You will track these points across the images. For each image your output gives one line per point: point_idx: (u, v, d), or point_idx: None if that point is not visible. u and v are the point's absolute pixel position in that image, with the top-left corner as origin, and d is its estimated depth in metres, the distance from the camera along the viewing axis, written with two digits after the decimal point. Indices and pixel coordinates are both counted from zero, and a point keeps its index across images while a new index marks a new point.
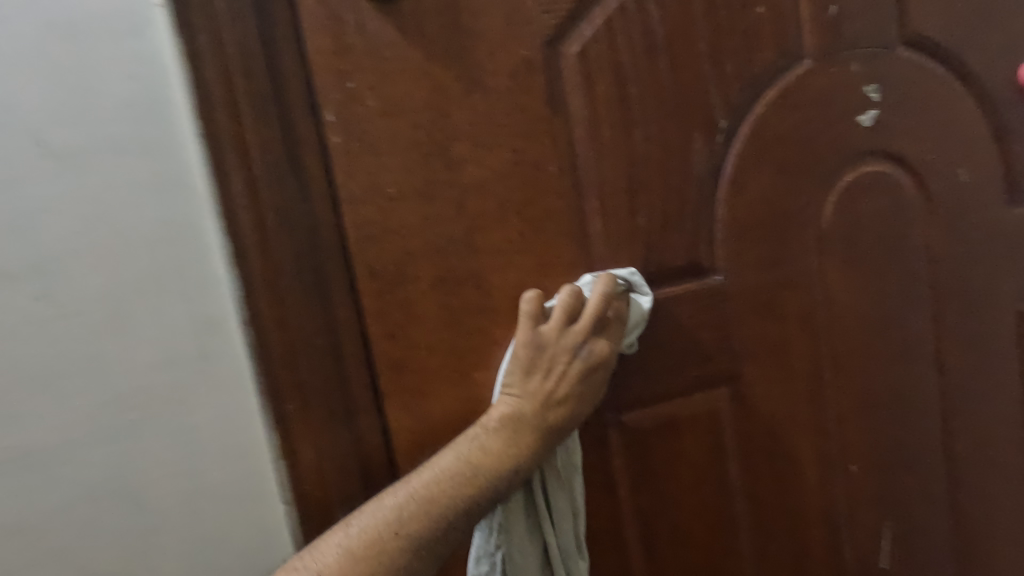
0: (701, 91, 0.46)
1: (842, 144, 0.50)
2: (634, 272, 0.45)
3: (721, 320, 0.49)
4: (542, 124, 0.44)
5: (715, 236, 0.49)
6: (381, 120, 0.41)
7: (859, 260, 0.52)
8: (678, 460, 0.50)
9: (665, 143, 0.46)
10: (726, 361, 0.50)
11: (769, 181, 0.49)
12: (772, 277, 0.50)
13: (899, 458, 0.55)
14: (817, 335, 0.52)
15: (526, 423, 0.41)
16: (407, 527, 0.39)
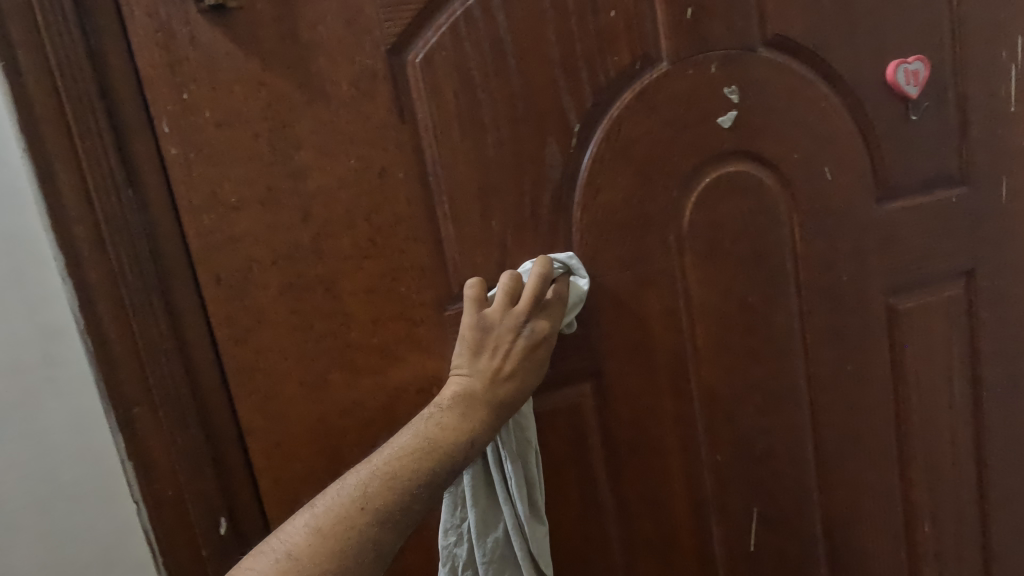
0: (548, 99, 0.94)
1: (675, 167, 1.02)
2: (570, 259, 0.93)
3: (591, 298, 1.01)
4: (386, 129, 0.91)
5: (580, 224, 0.99)
6: (218, 131, 0.86)
7: (721, 224, 1.05)
8: (576, 435, 1.04)
9: (521, 151, 0.95)
10: (591, 334, 1.02)
11: (628, 180, 1.00)
12: (634, 257, 1.02)
13: (735, 376, 1.10)
14: (679, 304, 1.05)
15: (473, 388, 0.83)
16: (368, 503, 0.74)
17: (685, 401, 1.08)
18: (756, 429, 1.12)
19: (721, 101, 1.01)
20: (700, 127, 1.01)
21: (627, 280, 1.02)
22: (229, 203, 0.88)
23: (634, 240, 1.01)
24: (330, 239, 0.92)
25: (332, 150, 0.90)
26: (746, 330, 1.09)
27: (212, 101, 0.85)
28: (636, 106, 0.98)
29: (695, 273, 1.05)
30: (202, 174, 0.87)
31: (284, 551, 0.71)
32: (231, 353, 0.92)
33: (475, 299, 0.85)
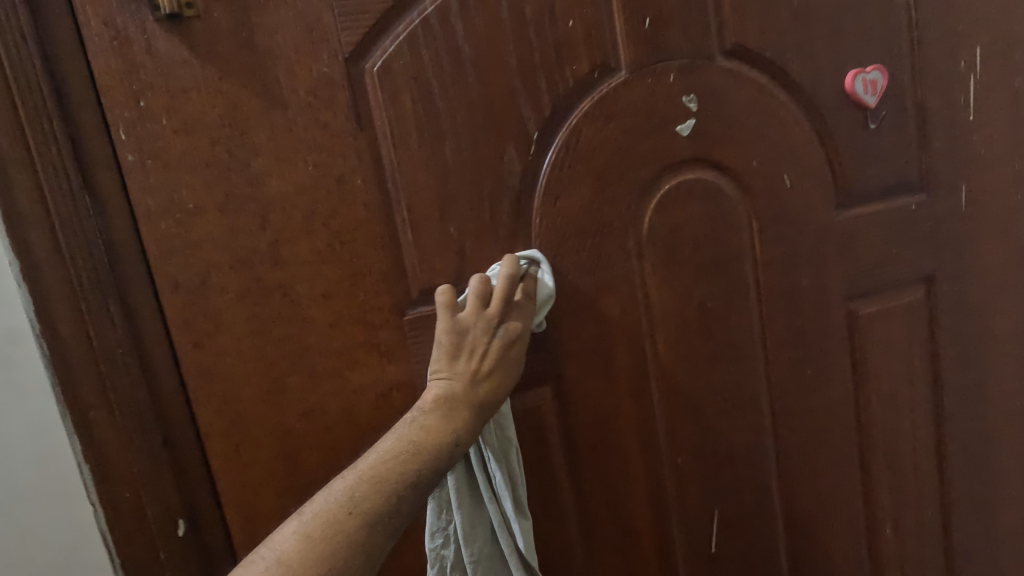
0: (678, 19, 0.74)
1: (818, 117, 0.81)
2: (534, 255, 0.70)
3: (712, 275, 0.79)
4: (471, 46, 0.67)
5: (702, 180, 0.78)
6: (237, 33, 0.61)
7: (866, 186, 0.85)
8: (675, 447, 0.82)
9: (640, 85, 0.73)
10: (708, 321, 0.80)
11: (764, 128, 0.79)
12: (763, 225, 0.81)
13: (865, 371, 0.89)
14: (811, 284, 0.84)
15: (455, 395, 0.60)
16: (357, 507, 0.51)
17: (814, 406, 0.87)
18: (886, 435, 0.92)
19: (863, 36, 0.81)
20: (839, 66, 0.81)
21: (751, 257, 0.81)
22: (248, 154, 0.62)
23: (763, 207, 0.80)
24: (389, 205, 0.67)
25: (394, 82, 0.65)
26: (883, 319, 0.89)
27: (228, 11, 0.60)
28: (770, 40, 0.77)
29: (832, 251, 0.84)
30: (205, 114, 0.61)
31: (440, 536, 0.68)
32: (240, 363, 0.65)
33: (448, 304, 0.62)
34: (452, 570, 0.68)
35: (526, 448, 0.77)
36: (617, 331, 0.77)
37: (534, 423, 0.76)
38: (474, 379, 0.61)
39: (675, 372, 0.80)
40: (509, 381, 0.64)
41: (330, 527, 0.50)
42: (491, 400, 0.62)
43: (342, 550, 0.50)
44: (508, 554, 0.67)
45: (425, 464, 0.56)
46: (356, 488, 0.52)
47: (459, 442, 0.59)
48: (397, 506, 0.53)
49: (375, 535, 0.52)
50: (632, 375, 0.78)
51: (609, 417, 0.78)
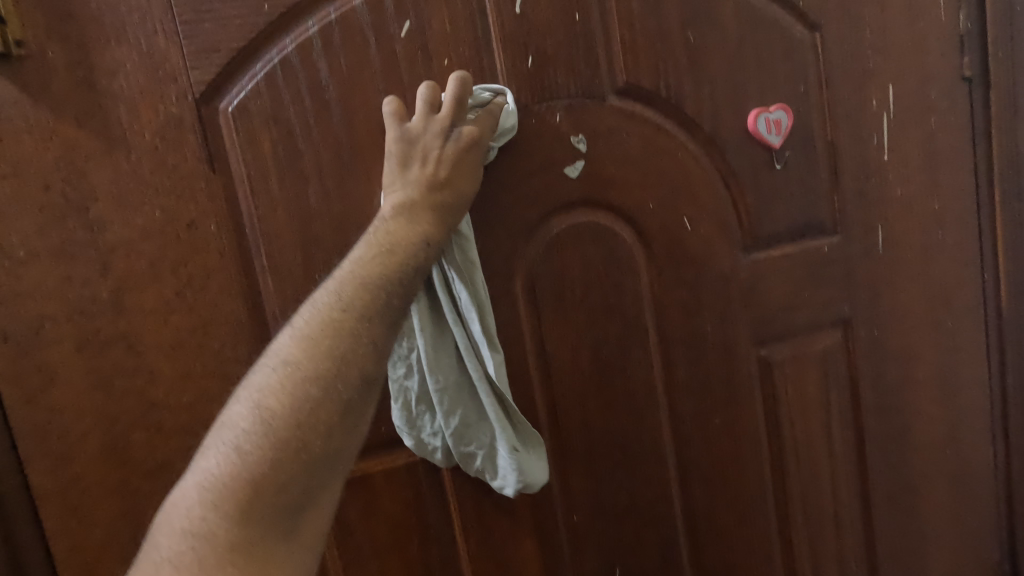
0: (565, 59, 0.71)
1: (722, 157, 0.79)
2: (498, 89, 0.65)
3: (607, 323, 0.76)
4: (336, 87, 0.64)
5: (597, 222, 0.75)
6: (77, 73, 0.58)
7: (773, 231, 0.82)
8: (569, 504, 0.78)
9: (523, 127, 0.71)
10: (603, 371, 0.77)
11: (662, 170, 0.76)
12: (662, 273, 0.78)
13: (780, 420, 0.85)
14: (715, 331, 0.81)
15: (420, 205, 0.57)
16: (348, 308, 0.51)
17: (723, 456, 0.83)
18: (805, 484, 0.88)
19: (765, 75, 0.79)
20: (741, 105, 0.78)
21: (651, 301, 0.78)
22: (87, 198, 0.59)
23: (661, 250, 0.77)
24: (246, 251, 0.64)
25: (250, 123, 0.62)
26: (797, 365, 0.85)
27: (64, 49, 0.57)
28: (664, 79, 0.75)
29: (738, 295, 0.81)
30: (39, 157, 0.58)
31: (403, 366, 0.65)
32: (79, 419, 0.61)
33: (394, 112, 0.58)
34: (417, 405, 0.66)
35: (403, 506, 0.72)
36: None
37: (409, 480, 0.72)
38: (432, 185, 0.58)
39: (568, 422, 0.76)
40: (472, 186, 0.61)
41: (335, 328, 0.50)
42: (452, 206, 0.59)
43: (350, 346, 0.50)
44: (478, 380, 0.64)
45: (404, 262, 0.54)
46: (342, 292, 0.51)
47: (431, 241, 0.57)
48: (390, 302, 0.53)
49: (380, 330, 0.52)
50: None
51: None
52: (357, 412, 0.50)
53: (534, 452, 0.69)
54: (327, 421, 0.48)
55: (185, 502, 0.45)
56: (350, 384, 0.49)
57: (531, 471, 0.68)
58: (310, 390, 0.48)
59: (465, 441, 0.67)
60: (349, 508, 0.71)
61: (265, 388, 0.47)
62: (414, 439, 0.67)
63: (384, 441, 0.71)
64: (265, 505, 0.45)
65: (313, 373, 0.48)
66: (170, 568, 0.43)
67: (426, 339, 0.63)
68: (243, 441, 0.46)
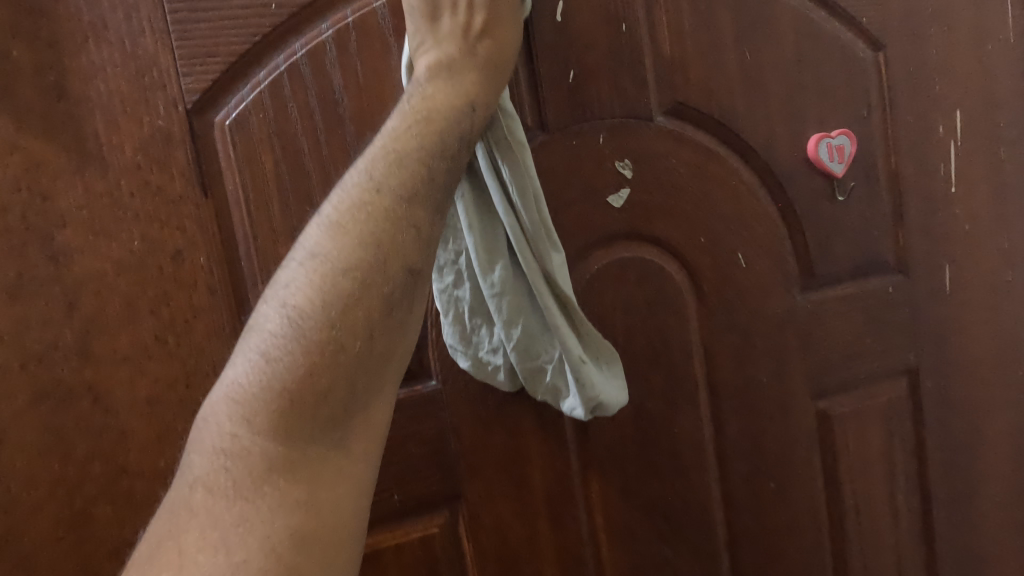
0: (610, 74, 0.63)
1: (780, 185, 0.70)
2: None
3: (651, 371, 0.66)
4: (352, 101, 0.55)
5: (643, 254, 0.66)
6: (46, 77, 0.49)
7: (833, 269, 0.73)
8: None
9: (562, 149, 0.62)
10: (646, 427, 0.67)
11: (714, 197, 0.68)
12: (714, 313, 0.68)
13: (839, 481, 0.75)
14: (771, 381, 0.71)
15: (458, 61, 0.47)
16: (385, 185, 0.41)
17: (778, 523, 0.73)
18: (866, 555, 0.77)
19: (825, 97, 0.71)
20: (799, 130, 0.70)
21: (700, 346, 0.69)
22: (52, 224, 0.50)
23: (713, 289, 0.68)
24: (241, 288, 0.54)
25: (250, 140, 0.53)
26: (857, 419, 0.76)
27: (33, 49, 0.48)
28: (718, 98, 0.67)
29: (795, 340, 0.72)
30: None
31: (451, 273, 0.54)
32: (31, 487, 0.51)
33: None
34: (471, 318, 0.55)
35: None
36: (533, 439, 0.63)
37: (424, 557, 0.61)
38: (469, 38, 0.48)
39: (607, 488, 0.66)
40: (513, 36, 0.51)
41: (370, 212, 0.40)
42: (495, 60, 0.49)
43: (389, 230, 0.40)
44: (539, 281, 0.53)
45: (447, 132, 0.44)
46: (373, 171, 0.41)
47: (476, 107, 0.46)
48: (432, 180, 0.43)
49: (423, 214, 0.42)
50: (555, 494, 0.64)
51: (524, 545, 0.63)
52: (402, 311, 0.40)
53: (606, 365, 0.59)
54: (368, 320, 0.38)
55: (212, 419, 0.36)
56: (391, 273, 0.39)
57: (605, 387, 0.58)
58: (346, 283, 0.38)
59: (532, 356, 0.56)
60: None
61: (293, 284, 0.38)
62: (471, 358, 0.57)
63: (396, 509, 0.60)
64: (306, 420, 0.36)
65: (349, 264, 0.38)
66: (201, 494, 0.34)
67: (476, 237, 0.52)
68: (273, 346, 0.36)
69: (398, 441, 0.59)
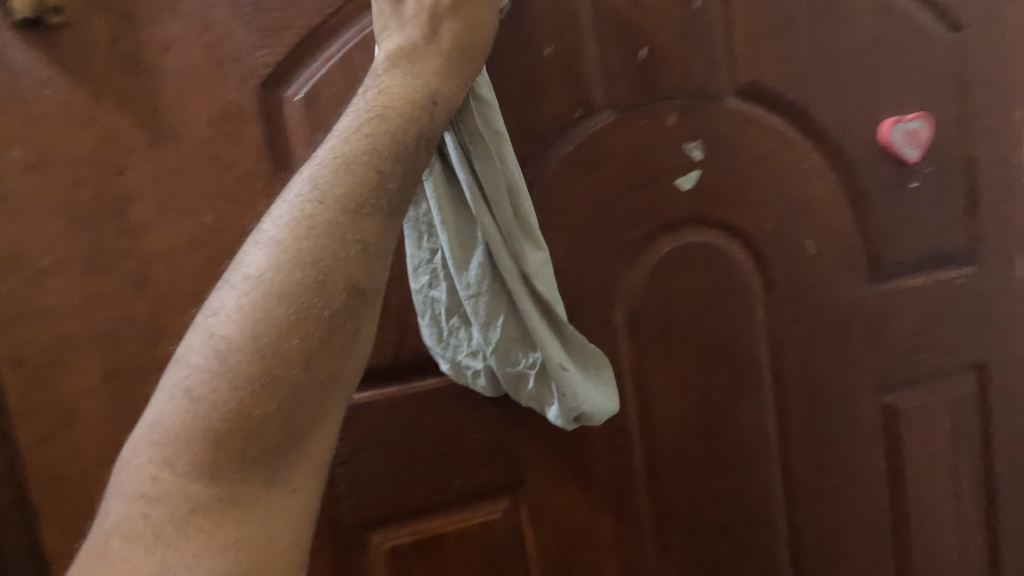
0: (681, 53, 0.61)
1: (852, 170, 0.67)
2: None
3: (715, 359, 0.65)
4: None
5: (710, 239, 0.64)
6: (120, 49, 0.48)
7: (904, 259, 0.70)
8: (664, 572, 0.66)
9: (631, 129, 0.60)
10: (709, 417, 0.65)
11: (785, 182, 0.65)
12: (782, 302, 0.66)
13: (903, 479, 0.73)
14: (835, 373, 0.69)
15: (418, 46, 0.42)
16: (328, 194, 0.37)
17: (839, 521, 0.71)
18: (929, 554, 0.75)
19: (900, 79, 0.68)
20: (873, 113, 0.67)
21: (766, 336, 0.67)
22: (124, 198, 0.49)
23: (781, 277, 0.66)
24: None
25: (321, 116, 0.52)
26: (924, 415, 0.73)
27: (108, 20, 0.48)
28: (792, 79, 0.64)
29: (863, 331, 0.69)
30: (70, 148, 0.48)
31: (427, 273, 0.51)
32: (101, 463, 0.50)
33: None
34: (448, 319, 0.52)
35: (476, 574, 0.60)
36: (595, 426, 0.62)
37: (485, 544, 0.60)
38: (432, 18, 0.43)
39: (668, 479, 0.64)
40: (486, 16, 0.45)
41: (311, 230, 0.36)
42: (464, 44, 0.44)
43: (333, 244, 0.36)
44: (516, 281, 0.49)
45: (403, 130, 0.40)
46: (318, 179, 0.37)
47: (438, 99, 0.42)
48: (387, 186, 0.39)
49: (374, 226, 0.38)
50: (616, 484, 0.63)
51: (584, 533, 0.62)
52: (347, 333, 0.37)
53: (594, 371, 0.55)
54: (303, 347, 0.34)
55: (133, 461, 0.33)
56: (333, 293, 0.36)
57: (590, 396, 0.52)
58: (280, 310, 0.34)
59: (512, 360, 0.52)
60: None
61: (223, 312, 0.34)
62: (450, 362, 0.53)
63: (460, 496, 0.59)
64: (234, 457, 0.33)
65: (283, 289, 0.34)
66: (119, 543, 0.31)
67: (449, 232, 0.48)
68: (197, 382, 0.33)
69: (464, 424, 0.58)
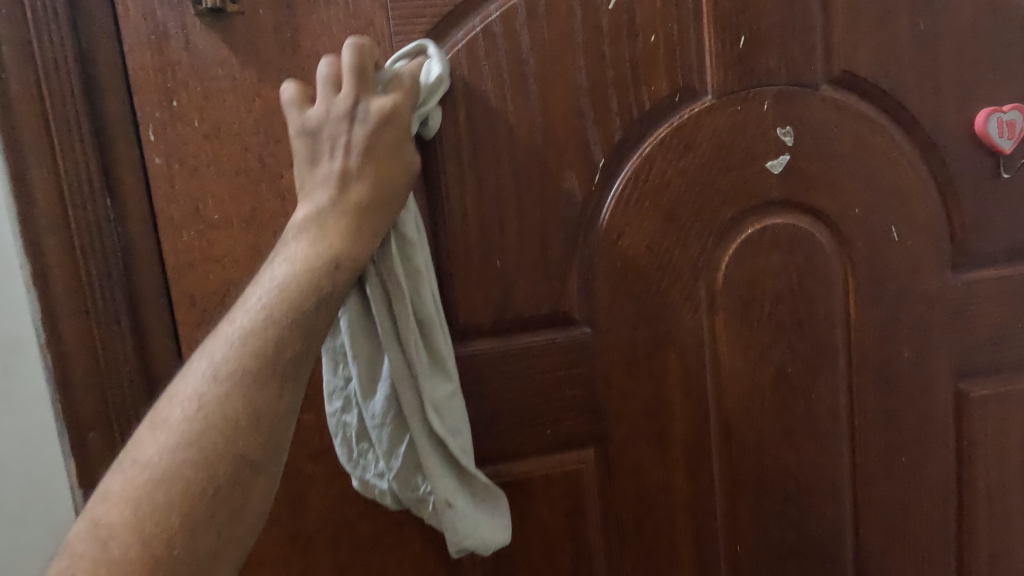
0: (778, 41, 0.63)
1: (943, 161, 0.68)
2: (425, 44, 0.54)
3: (793, 337, 0.68)
4: (537, 63, 0.60)
5: (795, 221, 0.67)
6: (280, 34, 0.55)
7: (992, 249, 0.71)
8: (732, 530, 0.70)
9: (727, 114, 0.64)
10: (784, 391, 0.69)
11: (874, 168, 0.67)
12: (864, 285, 0.69)
13: (973, 465, 0.75)
14: (911, 358, 0.71)
15: (325, 212, 0.47)
16: (219, 374, 0.41)
17: (904, 500, 0.74)
18: (996, 540, 0.76)
19: (1003, 68, 0.68)
20: (969, 102, 0.68)
21: (844, 317, 0.69)
22: (282, 164, 0.57)
23: (862, 262, 0.68)
24: (429, 228, 0.61)
25: (447, 95, 0.58)
26: (1000, 406, 0.74)
27: (274, 8, 0.55)
28: (888, 67, 0.65)
29: (941, 319, 0.71)
30: (240, 119, 0.56)
31: (340, 399, 0.55)
32: None
33: (292, 98, 0.50)
34: (358, 442, 0.55)
35: (560, 516, 0.66)
36: (675, 390, 0.67)
37: (570, 489, 0.66)
38: (342, 183, 0.48)
39: (739, 445, 0.69)
40: (398, 174, 0.50)
41: (202, 409, 0.40)
42: (370, 206, 0.48)
43: (221, 424, 0.40)
44: (416, 414, 0.53)
45: (299, 303, 0.43)
46: (213, 359, 0.42)
47: (341, 261, 0.46)
48: (277, 360, 0.42)
49: (269, 399, 0.41)
50: (691, 444, 0.68)
51: (660, 487, 0.68)
52: (235, 505, 0.40)
53: (488, 503, 0.57)
54: (184, 524, 0.37)
55: None
56: (217, 471, 0.39)
57: (477, 530, 0.55)
58: (162, 491, 0.38)
59: (411, 486, 0.55)
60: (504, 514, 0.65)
61: (107, 501, 0.38)
62: (359, 481, 0.56)
63: (548, 443, 0.65)
64: None
65: (166, 472, 0.38)
66: None
67: (358, 363, 0.53)
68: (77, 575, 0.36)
69: (558, 378, 0.64)
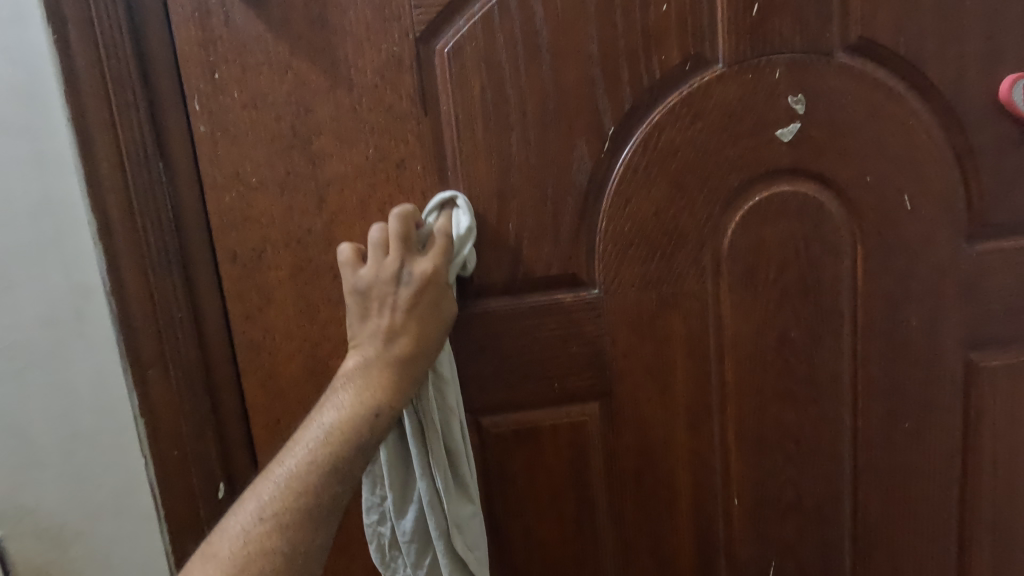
0: (793, 8, 0.64)
1: (963, 129, 0.68)
2: (458, 196, 0.60)
3: (796, 302, 0.70)
4: (551, 34, 0.62)
5: (804, 190, 0.68)
6: (310, 9, 0.60)
7: (1011, 219, 0.70)
8: (729, 484, 0.74)
9: (737, 82, 0.65)
10: (787, 355, 0.71)
11: (888, 137, 0.67)
12: (872, 252, 0.70)
13: (979, 433, 0.76)
14: (919, 326, 0.72)
15: (371, 366, 0.54)
16: (267, 513, 0.49)
17: (906, 464, 0.75)
18: (1000, 507, 0.77)
19: None
20: (994, 67, 0.67)
21: (851, 284, 0.70)
22: (311, 131, 0.62)
23: (871, 231, 0.69)
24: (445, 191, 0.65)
25: (464, 67, 0.62)
26: (1012, 376, 0.74)
27: None
28: (908, 32, 0.65)
29: (953, 288, 0.71)
30: (273, 89, 0.61)
31: (376, 513, 0.61)
32: (288, 338, 0.66)
33: (347, 260, 0.56)
34: (390, 549, 0.62)
35: (566, 463, 0.71)
36: (678, 352, 0.70)
37: (574, 440, 0.71)
38: (386, 340, 0.55)
39: (740, 406, 0.72)
40: (433, 327, 0.57)
41: (249, 544, 0.48)
42: (409, 361, 0.55)
43: (263, 558, 0.48)
44: (442, 536, 0.59)
45: (341, 454, 0.51)
46: (265, 499, 0.50)
47: (381, 412, 0.53)
48: (317, 502, 0.50)
49: (305, 535, 0.49)
50: (692, 404, 0.72)
51: (661, 442, 0.72)
52: None
53: None
54: None
55: None
56: None
57: None
58: None
59: None
60: (513, 460, 0.71)
61: None
62: None
63: (553, 397, 0.70)
64: None
65: None
66: None
67: (394, 489, 0.59)
68: None
69: (563, 337, 0.69)
